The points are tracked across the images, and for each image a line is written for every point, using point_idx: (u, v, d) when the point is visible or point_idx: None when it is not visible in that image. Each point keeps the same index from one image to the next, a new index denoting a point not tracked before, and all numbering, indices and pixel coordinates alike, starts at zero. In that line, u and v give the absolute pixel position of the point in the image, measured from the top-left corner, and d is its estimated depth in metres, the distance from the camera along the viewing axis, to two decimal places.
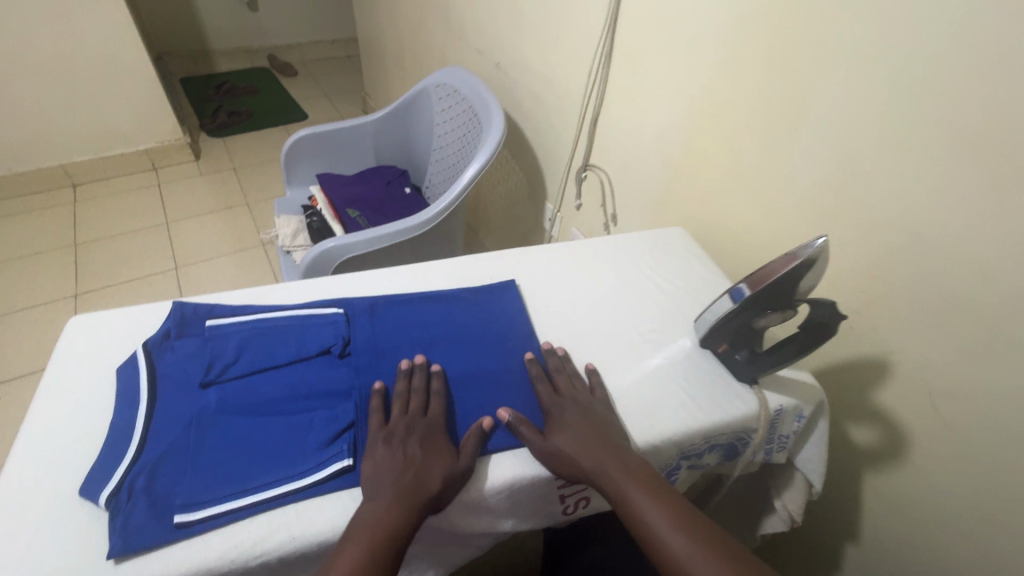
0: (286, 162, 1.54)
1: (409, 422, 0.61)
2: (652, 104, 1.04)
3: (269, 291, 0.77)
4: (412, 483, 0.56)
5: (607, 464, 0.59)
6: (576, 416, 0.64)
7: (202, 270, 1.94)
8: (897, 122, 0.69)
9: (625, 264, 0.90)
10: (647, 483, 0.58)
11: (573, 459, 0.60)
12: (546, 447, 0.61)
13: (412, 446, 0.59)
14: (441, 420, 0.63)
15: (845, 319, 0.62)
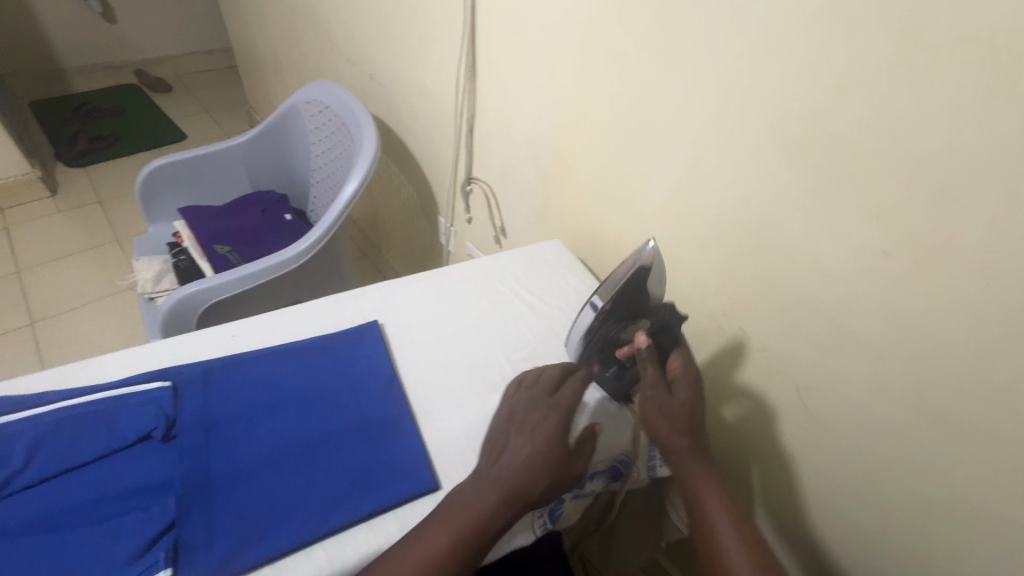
0: (141, 196, 1.37)
1: (545, 406, 0.62)
2: (520, 114, 1.01)
3: (79, 369, 0.66)
4: (541, 468, 0.56)
5: (691, 454, 0.62)
6: (685, 379, 0.66)
7: (65, 322, 1.71)
8: (733, 127, 0.68)
9: (500, 287, 0.86)
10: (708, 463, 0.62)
11: (666, 422, 0.62)
12: (648, 407, 0.63)
13: (540, 432, 0.59)
14: (570, 406, 0.62)
15: (685, 318, 0.67)
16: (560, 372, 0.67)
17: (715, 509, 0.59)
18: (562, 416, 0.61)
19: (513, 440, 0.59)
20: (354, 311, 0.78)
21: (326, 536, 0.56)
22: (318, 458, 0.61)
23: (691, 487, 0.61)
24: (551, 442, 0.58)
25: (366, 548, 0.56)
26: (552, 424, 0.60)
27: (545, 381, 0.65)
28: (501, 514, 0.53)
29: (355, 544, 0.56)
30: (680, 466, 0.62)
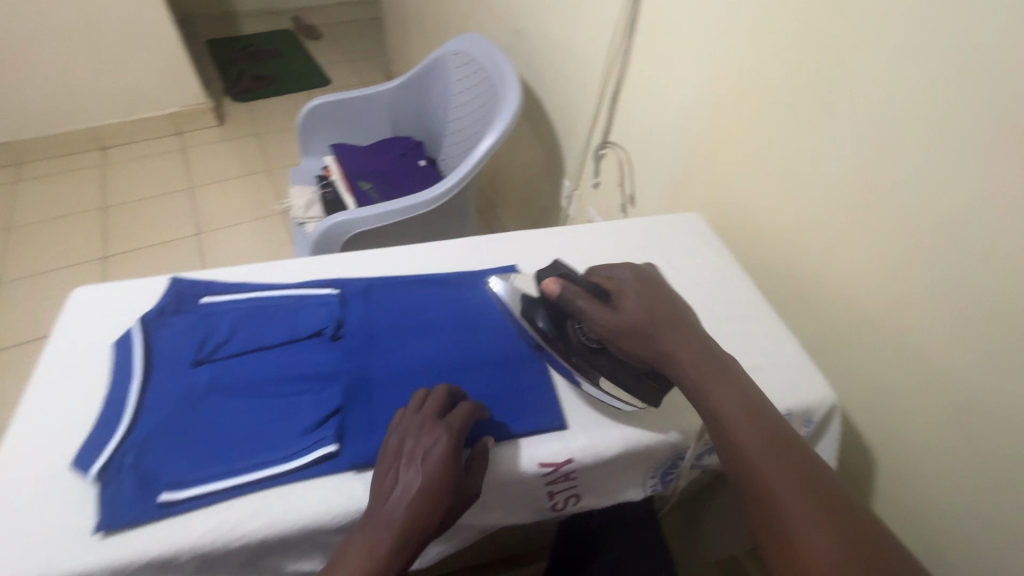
0: (300, 131, 1.52)
1: (430, 431, 0.55)
2: (675, 79, 0.97)
3: (266, 269, 0.77)
4: (436, 495, 0.52)
5: (705, 381, 0.57)
6: (646, 292, 0.63)
7: (223, 236, 1.96)
8: (942, 103, 0.61)
9: (636, 252, 0.86)
10: (725, 376, 0.57)
11: (650, 337, 0.60)
12: (619, 332, 0.60)
13: (428, 455, 0.54)
14: (459, 435, 0.56)
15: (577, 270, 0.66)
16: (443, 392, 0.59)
17: (741, 427, 0.53)
18: (449, 436, 0.55)
19: (404, 460, 0.54)
20: (494, 253, 0.82)
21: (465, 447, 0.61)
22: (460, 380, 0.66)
23: (709, 407, 0.56)
24: (443, 464, 0.53)
25: (497, 466, 0.60)
26: (435, 443, 0.54)
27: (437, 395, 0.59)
28: (400, 558, 0.50)
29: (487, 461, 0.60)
30: (694, 383, 0.57)
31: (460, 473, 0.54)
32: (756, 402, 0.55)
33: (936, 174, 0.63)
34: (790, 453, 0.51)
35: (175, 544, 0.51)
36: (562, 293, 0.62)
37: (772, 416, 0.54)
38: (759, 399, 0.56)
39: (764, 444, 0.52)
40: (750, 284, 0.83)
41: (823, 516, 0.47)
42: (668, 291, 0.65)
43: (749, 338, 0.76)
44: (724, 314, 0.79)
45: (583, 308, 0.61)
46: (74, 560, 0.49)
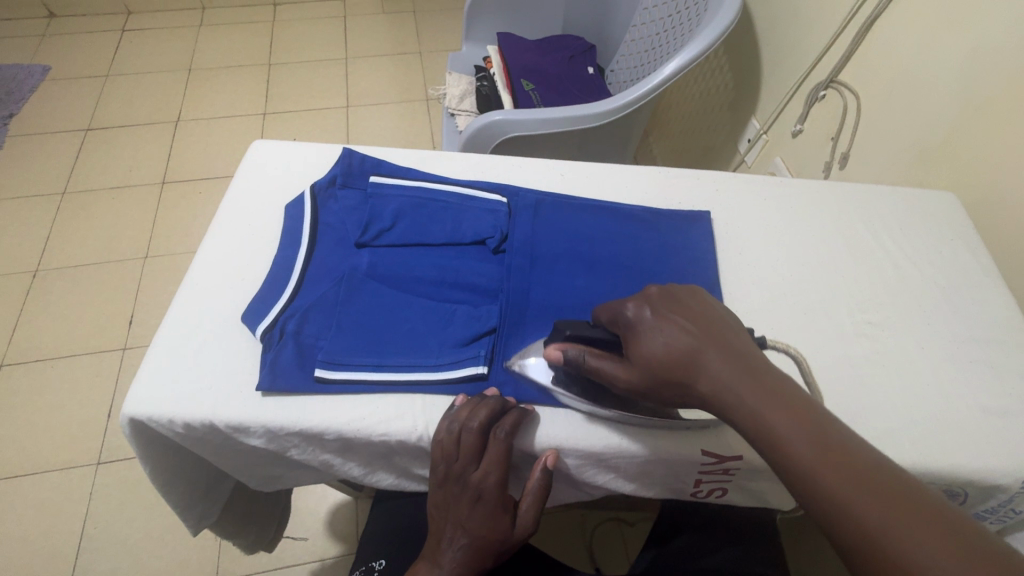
0: (468, 13, 1.39)
1: (463, 476, 0.49)
2: (982, 8, 0.71)
3: (435, 159, 0.71)
4: (486, 545, 0.49)
5: (774, 423, 0.38)
6: (666, 312, 0.44)
7: (369, 113, 1.97)
8: None
9: (858, 230, 0.69)
10: (804, 417, 0.38)
11: (684, 377, 0.42)
12: (655, 387, 0.44)
13: (473, 502, 0.49)
14: (499, 477, 0.49)
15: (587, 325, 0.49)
16: (482, 409, 0.50)
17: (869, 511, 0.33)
18: (486, 478, 0.49)
19: (448, 502, 0.50)
20: (682, 197, 0.70)
21: None
22: None
23: (805, 478, 0.36)
24: (487, 512, 0.49)
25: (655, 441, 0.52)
26: (476, 488, 0.49)
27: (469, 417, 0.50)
28: None
29: (643, 432, 0.53)
30: (762, 437, 0.38)
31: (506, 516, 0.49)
32: (867, 456, 0.36)
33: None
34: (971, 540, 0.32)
35: (324, 422, 0.51)
36: (574, 356, 0.48)
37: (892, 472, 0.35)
38: (866, 450, 0.36)
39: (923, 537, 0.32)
40: (1009, 303, 0.64)
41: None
42: (691, 300, 0.45)
43: (993, 371, 0.59)
44: (963, 332, 0.62)
45: (611, 373, 0.47)
46: (236, 409, 0.51)
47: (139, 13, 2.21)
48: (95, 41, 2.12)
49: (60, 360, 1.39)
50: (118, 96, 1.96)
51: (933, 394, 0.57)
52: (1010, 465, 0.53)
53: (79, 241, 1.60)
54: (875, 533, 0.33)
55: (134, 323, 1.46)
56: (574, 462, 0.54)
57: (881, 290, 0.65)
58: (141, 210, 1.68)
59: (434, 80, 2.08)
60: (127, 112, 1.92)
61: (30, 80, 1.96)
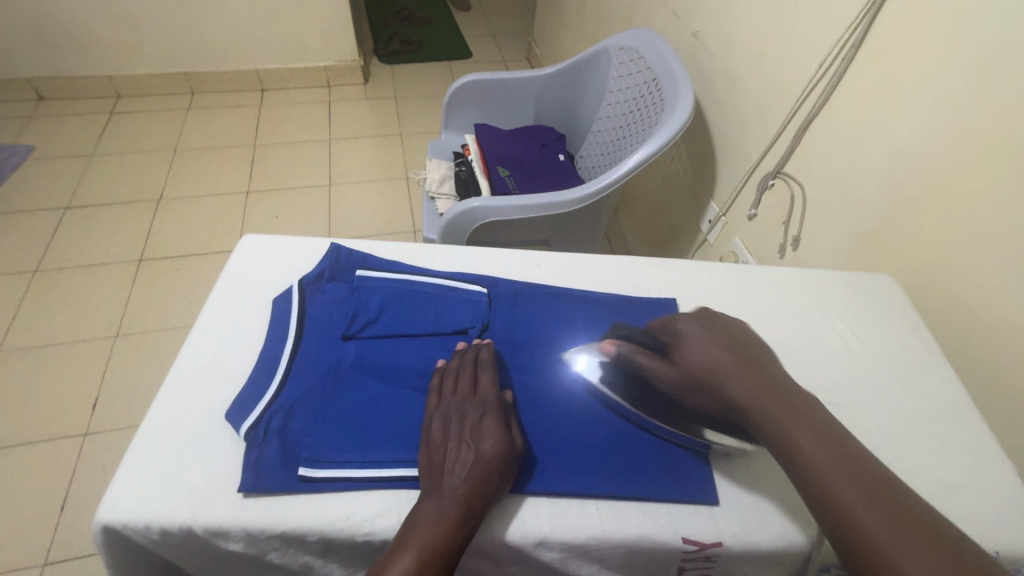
0: (447, 105, 1.51)
1: (466, 401, 0.56)
2: (894, 122, 0.82)
3: (418, 251, 0.75)
4: (493, 460, 0.52)
5: (782, 421, 0.50)
6: (710, 331, 0.57)
7: (350, 191, 2.05)
8: None
9: (811, 313, 0.75)
10: (807, 422, 0.50)
11: (716, 384, 0.54)
12: (690, 388, 0.55)
13: (477, 416, 0.55)
14: (494, 396, 0.57)
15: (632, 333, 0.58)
16: (487, 404, 0.56)
17: (853, 495, 0.45)
18: (478, 468, 0.51)
19: (450, 422, 0.55)
20: (651, 283, 0.76)
21: (602, 497, 0.55)
22: (602, 418, 0.61)
23: (794, 458, 0.49)
24: (492, 426, 0.54)
25: (637, 529, 0.54)
26: (479, 409, 0.56)
27: (472, 409, 0.56)
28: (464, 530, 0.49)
29: (626, 519, 0.54)
30: (771, 430, 0.50)
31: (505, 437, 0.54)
32: (856, 455, 0.48)
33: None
34: (921, 526, 0.43)
35: (306, 523, 0.51)
36: (624, 349, 0.58)
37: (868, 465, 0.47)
38: (852, 446, 0.49)
39: (886, 516, 0.44)
40: (953, 380, 0.69)
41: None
42: (730, 326, 0.58)
43: (948, 446, 0.63)
44: (916, 409, 0.66)
45: (653, 368, 0.57)
46: (216, 512, 0.51)
47: (129, 97, 2.30)
48: (81, 123, 2.18)
49: (14, 448, 1.31)
50: (101, 175, 1.99)
51: (895, 471, 0.60)
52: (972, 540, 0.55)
53: (47, 320, 1.57)
54: (852, 511, 0.45)
55: (99, 405, 1.41)
56: (557, 555, 0.54)
57: (838, 371, 0.69)
58: (115, 287, 1.66)
59: (414, 160, 2.19)
60: (109, 191, 1.94)
61: (12, 160, 1.99)
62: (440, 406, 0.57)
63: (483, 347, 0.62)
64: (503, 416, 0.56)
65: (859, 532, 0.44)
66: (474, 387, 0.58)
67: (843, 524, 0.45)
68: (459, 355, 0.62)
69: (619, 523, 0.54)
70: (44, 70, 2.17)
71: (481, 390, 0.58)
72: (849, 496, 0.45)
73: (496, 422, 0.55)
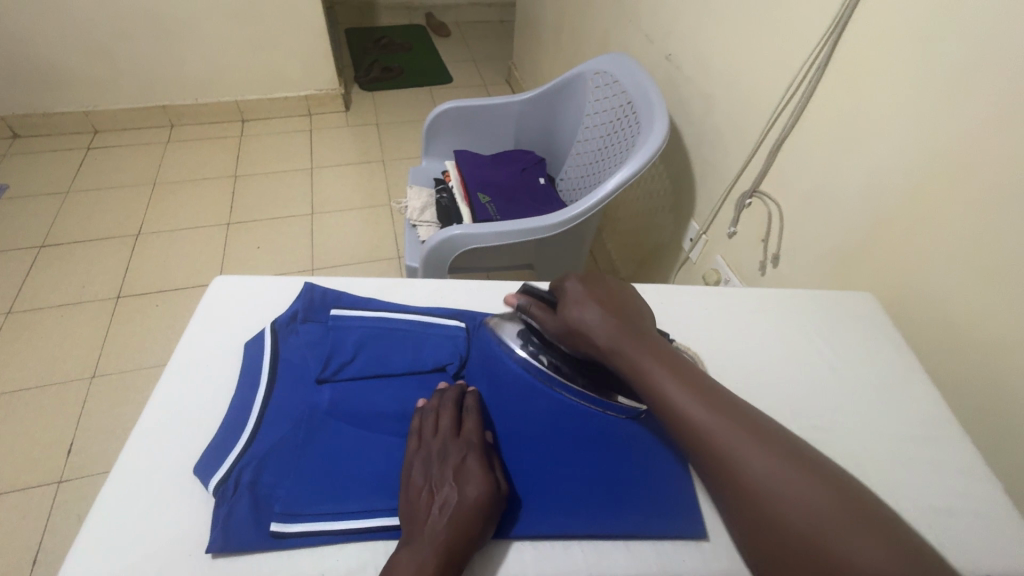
0: (426, 133, 1.51)
1: (447, 442, 0.55)
2: (865, 142, 0.84)
3: (395, 286, 0.74)
4: (479, 507, 0.50)
5: (638, 359, 0.57)
6: (590, 287, 0.64)
7: (333, 220, 2.03)
8: None
9: (793, 334, 0.75)
10: (659, 358, 0.57)
11: (588, 332, 0.60)
12: (571, 338, 0.62)
13: (461, 459, 0.54)
14: (477, 439, 0.56)
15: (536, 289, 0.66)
16: (471, 447, 0.55)
17: (694, 411, 0.52)
18: (461, 513, 0.49)
19: (432, 466, 0.54)
20: None
21: (587, 537, 0.54)
22: (583, 452, 0.60)
23: (649, 393, 0.55)
24: (477, 469, 0.53)
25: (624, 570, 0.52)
26: (462, 450, 0.55)
27: (454, 452, 0.54)
28: None
29: (612, 559, 0.53)
30: (631, 369, 0.57)
31: (490, 480, 0.52)
32: (702, 385, 0.55)
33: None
34: (756, 432, 0.50)
35: None
36: (524, 304, 0.66)
37: (713, 392, 0.54)
38: (696, 376, 0.56)
39: (724, 427, 0.51)
40: (937, 398, 0.69)
41: (800, 492, 0.47)
42: (610, 284, 0.65)
43: (937, 467, 0.62)
44: (902, 430, 0.66)
45: (545, 321, 0.64)
46: None
47: (106, 132, 2.28)
48: (58, 160, 2.15)
49: None
50: (78, 212, 1.96)
51: (883, 494, 0.60)
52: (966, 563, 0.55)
53: (20, 364, 1.52)
54: (694, 426, 0.52)
55: (73, 451, 1.36)
56: None
57: (822, 392, 0.69)
58: (91, 327, 1.62)
59: (397, 186, 2.19)
60: (86, 228, 1.91)
61: None
62: (421, 448, 0.56)
63: (465, 390, 0.61)
64: (487, 459, 0.55)
65: (702, 441, 0.51)
66: (456, 429, 0.56)
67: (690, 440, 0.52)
68: (441, 395, 0.60)
69: (605, 564, 0.52)
70: (19, 108, 2.15)
71: (464, 433, 0.56)
72: (693, 413, 0.52)
73: (480, 466, 0.53)
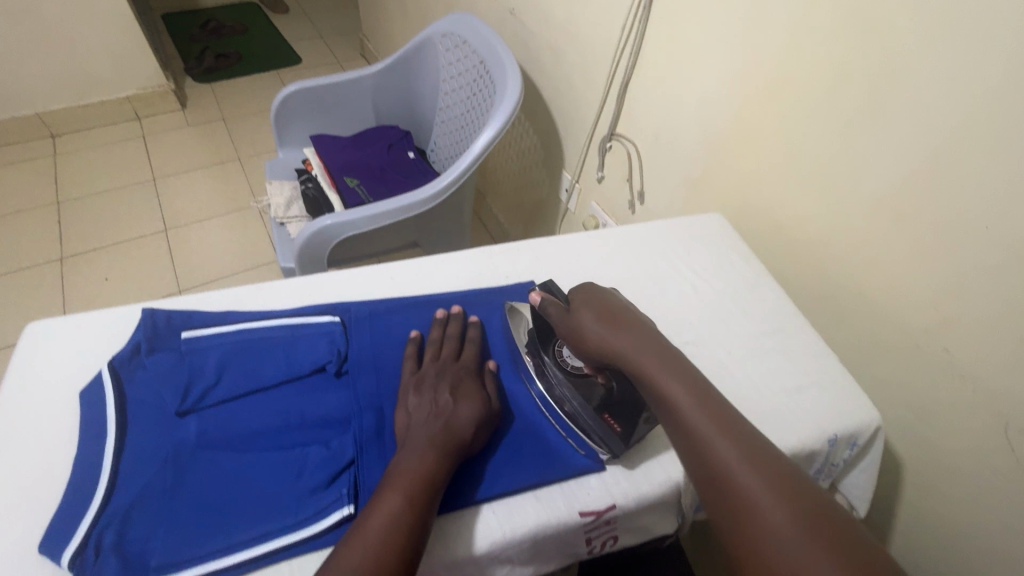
0: (275, 121, 1.38)
1: (445, 365, 0.60)
2: (695, 75, 0.90)
3: (255, 292, 0.68)
4: (470, 416, 0.55)
5: (695, 420, 0.51)
6: (609, 303, 0.62)
7: (193, 233, 1.82)
8: (998, 121, 0.58)
9: (659, 261, 0.81)
10: (719, 420, 0.51)
11: (608, 339, 0.59)
12: (583, 348, 0.60)
13: (460, 377, 0.59)
14: (473, 362, 0.61)
15: (549, 284, 0.66)
16: (466, 369, 0.60)
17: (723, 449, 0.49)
18: (455, 422, 0.54)
19: (432, 380, 0.58)
20: (510, 270, 0.76)
21: (496, 498, 0.55)
22: None
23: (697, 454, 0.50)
24: (472, 387, 0.58)
25: (535, 519, 0.54)
26: (459, 371, 0.60)
27: (452, 373, 0.59)
28: (440, 474, 0.51)
29: (523, 513, 0.54)
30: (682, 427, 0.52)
31: (483, 397, 0.58)
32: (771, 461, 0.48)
33: (1015, 187, 0.58)
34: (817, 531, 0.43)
35: None
36: (545, 300, 0.64)
37: (782, 471, 0.48)
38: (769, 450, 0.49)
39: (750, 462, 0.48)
40: (784, 295, 0.79)
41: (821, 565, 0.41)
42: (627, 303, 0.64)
43: (789, 355, 0.71)
44: (757, 329, 0.74)
45: (559, 323, 0.62)
46: None
47: None
48: None
49: None
50: None
51: (748, 388, 0.67)
52: (816, 430, 0.64)
53: None
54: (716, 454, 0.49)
55: None
56: (466, 569, 0.53)
57: (690, 312, 0.75)
58: None
59: (260, 184, 2.00)
60: None
61: None
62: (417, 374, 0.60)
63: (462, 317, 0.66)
64: (480, 379, 0.60)
65: (720, 481, 0.48)
66: (455, 356, 0.62)
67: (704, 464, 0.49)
68: (442, 325, 0.65)
69: (516, 519, 0.54)
70: None
71: (463, 358, 0.62)
72: (714, 442, 0.49)
73: (474, 385, 0.59)
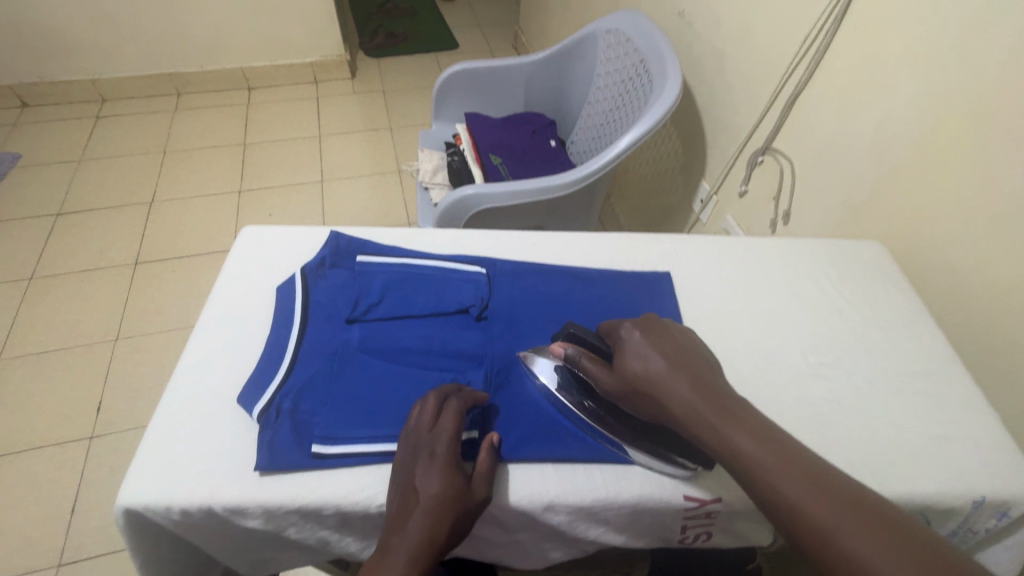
0: (437, 96, 1.51)
1: (423, 439, 0.53)
2: (879, 96, 0.84)
3: (415, 235, 0.77)
4: (441, 511, 0.49)
5: (792, 490, 0.45)
6: (651, 336, 0.56)
7: (343, 187, 2.04)
8: None
9: (802, 280, 0.78)
10: (813, 483, 0.45)
11: (658, 391, 0.53)
12: (642, 398, 0.54)
13: (434, 460, 0.52)
14: (450, 433, 0.53)
15: (571, 327, 0.59)
16: (442, 441, 0.53)
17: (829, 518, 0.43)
18: (426, 517, 0.49)
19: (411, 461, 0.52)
20: (646, 261, 0.77)
21: (603, 462, 0.57)
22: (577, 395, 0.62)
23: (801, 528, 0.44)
24: (446, 473, 0.51)
25: (639, 492, 0.56)
26: (434, 449, 0.52)
27: (427, 448, 0.52)
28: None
29: (630, 483, 0.56)
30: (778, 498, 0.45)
31: (457, 484, 0.51)
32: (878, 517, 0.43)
33: None
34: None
35: (323, 496, 0.53)
36: (571, 352, 0.58)
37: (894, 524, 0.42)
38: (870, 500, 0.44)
39: (853, 520, 0.43)
40: (943, 343, 0.72)
41: None
42: (677, 332, 0.57)
43: (938, 403, 0.65)
44: (905, 368, 0.69)
45: (598, 382, 0.56)
46: (234, 492, 0.53)
47: (114, 100, 2.28)
48: (66, 129, 2.15)
49: (19, 455, 1.30)
50: (89, 180, 1.97)
51: (885, 427, 0.63)
52: (962, 488, 0.58)
53: (45, 328, 1.55)
54: (812, 519, 0.43)
55: (102, 407, 1.39)
56: (566, 518, 0.56)
57: (830, 337, 0.71)
58: (112, 291, 1.65)
59: (405, 153, 2.19)
60: (100, 196, 1.92)
61: None
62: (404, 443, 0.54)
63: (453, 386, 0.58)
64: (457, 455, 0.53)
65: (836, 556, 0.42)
66: (434, 422, 0.54)
67: (808, 539, 0.44)
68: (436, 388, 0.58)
69: (624, 486, 0.56)
70: (29, 75, 2.13)
71: (442, 426, 0.53)
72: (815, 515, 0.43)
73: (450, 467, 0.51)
